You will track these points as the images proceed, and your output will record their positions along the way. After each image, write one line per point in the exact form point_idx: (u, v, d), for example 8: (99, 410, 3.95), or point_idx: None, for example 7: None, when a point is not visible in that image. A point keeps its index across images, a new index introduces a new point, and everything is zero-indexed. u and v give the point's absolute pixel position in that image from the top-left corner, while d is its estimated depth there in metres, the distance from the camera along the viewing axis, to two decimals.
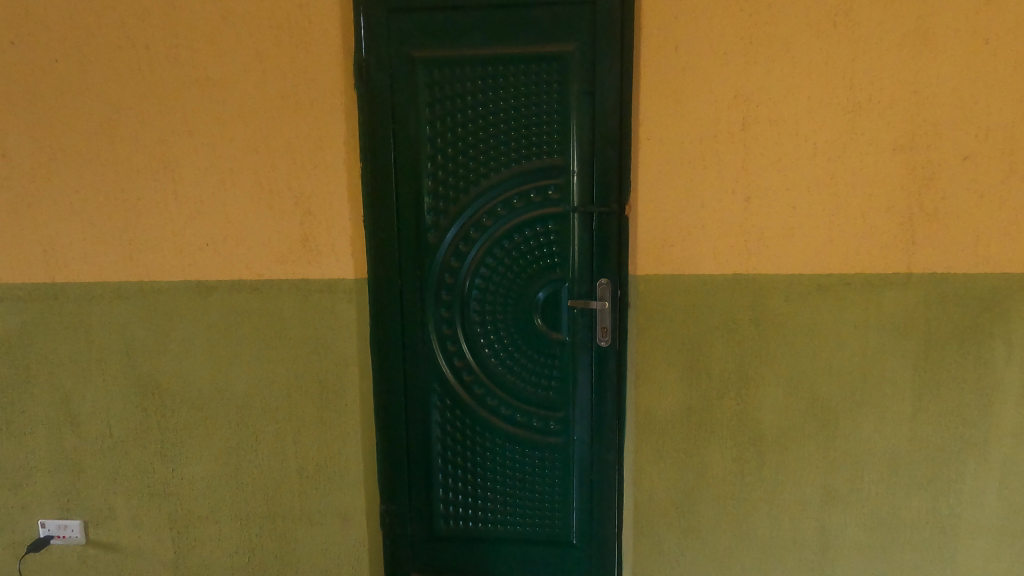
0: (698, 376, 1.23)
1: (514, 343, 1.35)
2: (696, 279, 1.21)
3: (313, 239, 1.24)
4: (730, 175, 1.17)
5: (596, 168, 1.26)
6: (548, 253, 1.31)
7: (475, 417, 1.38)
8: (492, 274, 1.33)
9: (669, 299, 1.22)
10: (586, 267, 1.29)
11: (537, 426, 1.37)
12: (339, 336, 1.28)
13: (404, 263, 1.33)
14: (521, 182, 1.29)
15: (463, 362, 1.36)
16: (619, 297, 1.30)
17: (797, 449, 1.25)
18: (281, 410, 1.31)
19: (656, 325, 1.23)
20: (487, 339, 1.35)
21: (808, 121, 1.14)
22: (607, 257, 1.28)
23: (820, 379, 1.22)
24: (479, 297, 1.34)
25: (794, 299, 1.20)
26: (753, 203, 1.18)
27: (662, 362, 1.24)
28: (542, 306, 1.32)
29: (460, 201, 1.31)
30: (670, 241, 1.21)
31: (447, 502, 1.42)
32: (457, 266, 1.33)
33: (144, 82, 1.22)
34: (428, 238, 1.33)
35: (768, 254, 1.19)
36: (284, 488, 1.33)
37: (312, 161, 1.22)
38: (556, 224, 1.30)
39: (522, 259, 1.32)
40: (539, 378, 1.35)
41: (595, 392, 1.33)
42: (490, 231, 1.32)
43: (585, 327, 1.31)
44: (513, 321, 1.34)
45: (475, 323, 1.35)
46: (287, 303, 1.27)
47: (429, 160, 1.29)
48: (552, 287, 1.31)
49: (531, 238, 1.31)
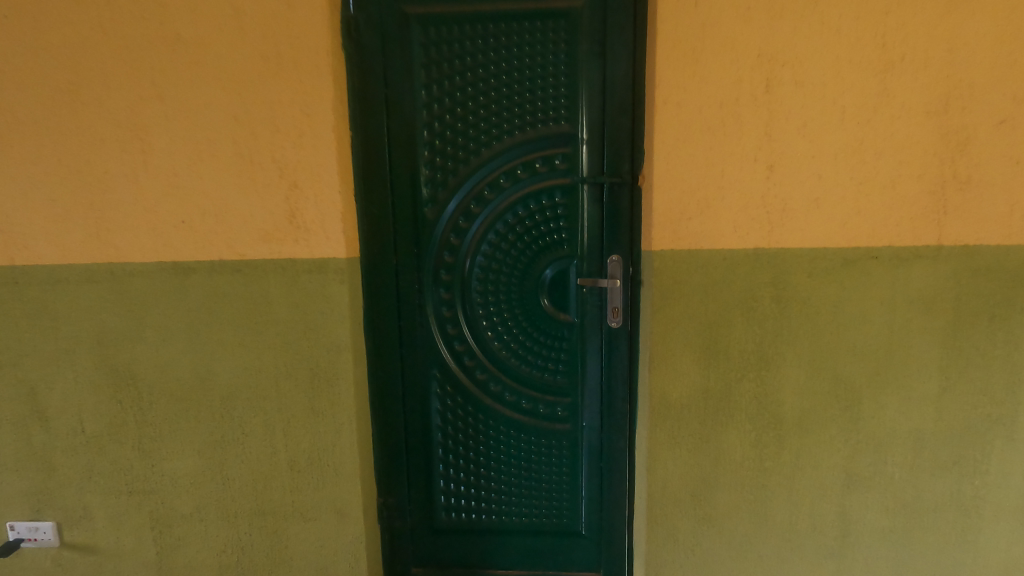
0: (715, 357, 1.16)
1: (519, 326, 1.26)
2: (715, 255, 1.13)
3: (300, 215, 1.14)
4: (753, 141, 1.09)
5: (606, 135, 1.17)
6: (555, 228, 1.22)
7: (478, 405, 1.30)
8: (494, 252, 1.24)
9: (687, 277, 1.14)
10: (596, 243, 1.21)
11: (543, 412, 1.30)
12: (331, 320, 1.18)
13: (400, 241, 1.24)
14: (525, 151, 1.20)
15: (464, 347, 1.28)
16: (631, 274, 1.22)
17: (818, 432, 1.19)
18: (269, 400, 1.22)
19: (671, 304, 1.15)
20: (490, 321, 1.27)
21: (835, 83, 1.06)
22: (618, 232, 1.20)
23: (843, 358, 1.15)
24: (481, 277, 1.25)
25: (818, 275, 1.13)
26: (776, 172, 1.10)
27: (678, 343, 1.16)
28: (548, 285, 1.24)
29: (460, 173, 1.21)
30: (688, 214, 1.12)
31: (449, 494, 1.34)
32: (456, 244, 1.24)
33: (108, 41, 1.10)
34: (425, 213, 1.23)
35: (791, 227, 1.11)
36: (274, 483, 1.25)
37: (297, 129, 1.12)
38: (562, 197, 1.21)
39: (527, 235, 1.23)
40: (546, 362, 1.27)
41: (604, 375, 1.26)
42: (493, 205, 1.22)
43: (595, 307, 1.23)
44: (518, 303, 1.25)
45: (476, 305, 1.26)
46: (274, 285, 1.17)
47: (425, 128, 1.20)
48: (559, 265, 1.23)
49: (537, 213, 1.22)
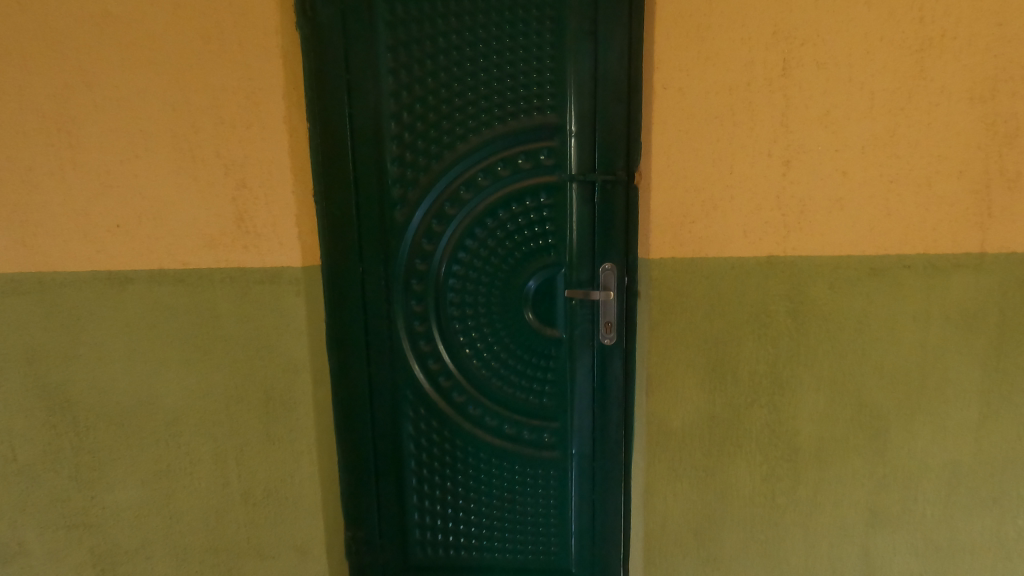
0: (722, 380, 1.02)
1: (500, 342, 1.13)
2: (722, 263, 0.98)
3: (249, 218, 1.00)
4: (767, 133, 0.94)
5: (598, 126, 1.03)
6: (540, 232, 1.08)
7: (455, 429, 1.16)
8: (472, 259, 1.10)
9: (690, 289, 1.00)
10: (587, 249, 1.07)
11: (529, 438, 1.16)
12: (287, 336, 1.05)
13: (366, 247, 1.10)
14: (506, 145, 1.06)
15: (439, 365, 1.14)
16: (626, 284, 1.08)
17: (839, 464, 1.04)
18: (220, 425, 1.08)
19: (672, 320, 1.01)
20: (468, 337, 1.13)
21: (864, 64, 0.91)
22: (611, 236, 1.06)
23: (868, 381, 1.01)
24: (457, 288, 1.11)
25: (840, 287, 0.98)
26: (794, 168, 0.95)
27: (680, 364, 1.02)
28: (533, 297, 1.10)
29: (432, 170, 1.07)
30: (691, 216, 0.98)
31: (424, 527, 1.21)
32: (430, 251, 1.10)
33: (27, 19, 0.96)
34: (394, 215, 1.09)
35: (810, 232, 0.97)
36: (227, 517, 1.12)
37: (244, 120, 0.98)
38: (548, 197, 1.07)
39: (508, 240, 1.09)
40: (531, 382, 1.14)
41: (597, 398, 1.12)
42: (470, 207, 1.08)
43: (586, 322, 1.09)
44: (499, 316, 1.12)
45: (453, 318, 1.13)
46: (221, 297, 1.03)
47: (393, 120, 1.06)
48: (545, 274, 1.09)
49: (519, 215, 1.08)
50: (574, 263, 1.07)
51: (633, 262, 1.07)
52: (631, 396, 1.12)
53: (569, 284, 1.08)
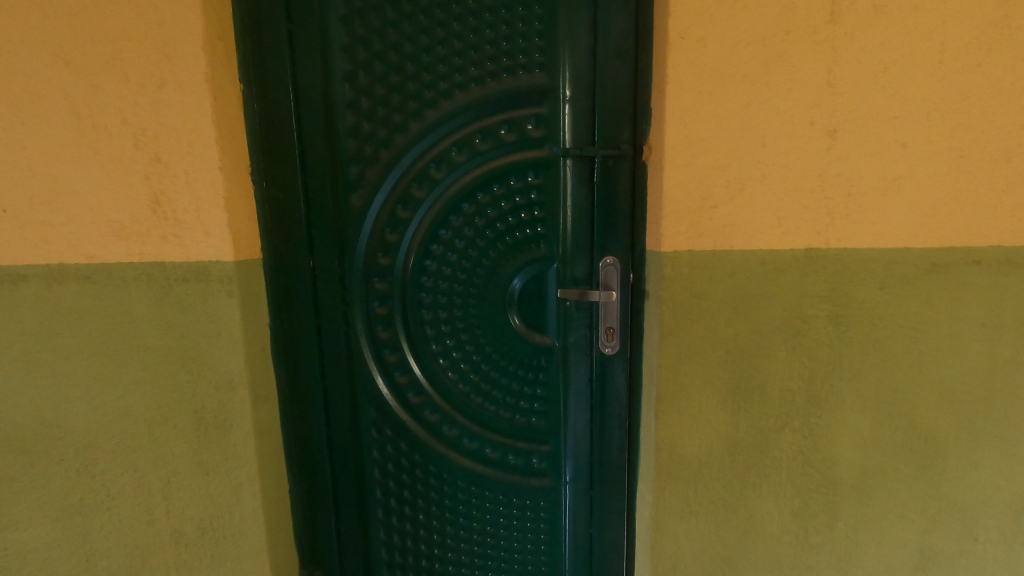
0: (746, 399, 0.85)
1: (480, 351, 0.94)
2: (750, 259, 0.80)
3: (165, 202, 0.81)
4: (807, 95, 0.76)
5: (597, 90, 0.84)
6: (527, 220, 0.89)
7: (427, 453, 0.98)
8: (446, 252, 0.92)
9: (710, 290, 0.81)
10: (584, 240, 0.88)
11: (514, 464, 0.98)
12: (218, 347, 0.86)
13: (318, 237, 0.92)
14: (484, 114, 0.87)
15: (408, 378, 0.96)
16: (630, 282, 0.90)
17: (884, 499, 0.87)
18: (141, 453, 0.90)
19: (687, 327, 0.83)
20: (441, 344, 0.95)
21: (934, 7, 0.72)
22: (613, 225, 0.88)
23: (923, 400, 0.84)
24: (428, 286, 0.93)
25: (894, 286, 0.80)
26: (840, 140, 0.76)
27: (695, 379, 0.85)
28: (519, 297, 0.92)
29: (395, 145, 0.88)
30: (712, 199, 0.79)
31: (393, 565, 1.04)
32: (395, 242, 0.92)
33: None
34: (350, 199, 0.91)
35: (858, 219, 0.78)
36: (154, 561, 0.93)
37: (155, 78, 0.78)
38: (537, 177, 0.88)
39: (489, 229, 0.90)
40: (517, 398, 0.96)
41: (595, 417, 0.95)
42: (443, 189, 0.90)
43: (582, 327, 0.91)
44: (478, 320, 0.93)
45: (423, 322, 0.94)
46: (136, 299, 0.84)
47: (346, 82, 0.87)
48: (532, 271, 0.91)
49: (502, 200, 0.89)
50: (567, 257, 0.89)
51: (638, 256, 0.89)
52: (637, 416, 0.94)
53: (562, 282, 0.90)
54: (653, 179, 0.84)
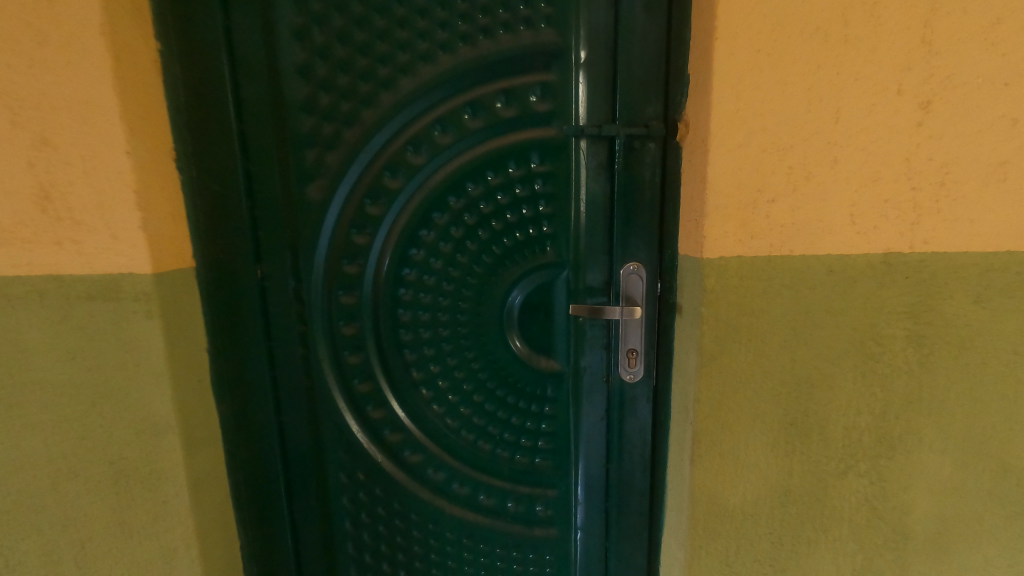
0: (802, 438, 0.68)
1: (472, 378, 0.77)
2: (815, 265, 0.63)
3: (56, 197, 0.61)
4: (895, 56, 0.58)
5: (620, 49, 0.66)
6: (530, 218, 0.71)
7: (409, 501, 0.81)
8: (429, 258, 0.74)
9: (764, 306, 0.64)
10: (602, 242, 0.71)
11: (515, 511, 0.81)
12: (138, 384, 0.67)
13: (267, 239, 0.73)
14: (475, 81, 0.68)
15: (384, 412, 0.78)
16: (658, 295, 0.72)
17: (965, 555, 0.72)
18: (41, 519, 0.70)
19: (735, 353, 0.66)
20: (425, 370, 0.77)
21: None
22: (638, 223, 0.70)
23: (1018, 438, 0.68)
24: (407, 300, 0.75)
25: (992, 300, 0.64)
26: (933, 114, 0.60)
27: (742, 416, 0.68)
28: (519, 312, 0.74)
29: (362, 121, 0.69)
30: (770, 190, 0.61)
31: None
32: (364, 245, 0.73)
33: None
34: (306, 190, 0.72)
35: (953, 216, 0.62)
36: None
37: (32, 29, 0.57)
38: (542, 162, 0.70)
39: (482, 229, 0.72)
40: (518, 434, 0.79)
41: (612, 456, 0.78)
42: (423, 178, 0.71)
43: (598, 349, 0.74)
44: (470, 341, 0.76)
45: (402, 344, 0.76)
46: (24, 325, 0.64)
47: (297, 39, 0.67)
48: (536, 280, 0.73)
49: (499, 191, 0.71)
50: (581, 263, 0.71)
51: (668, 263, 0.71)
52: (663, 456, 0.77)
53: (574, 294, 0.72)
54: (690, 165, 0.66)
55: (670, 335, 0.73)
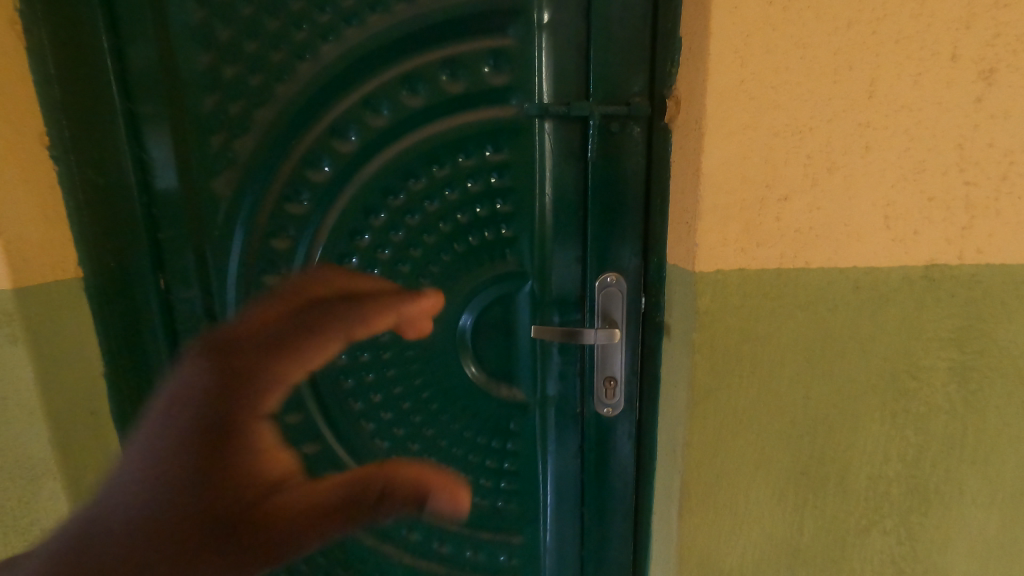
0: (816, 489, 0.56)
1: (422, 409, 0.65)
2: (836, 281, 0.50)
3: None
4: (949, 12, 0.45)
5: (595, 5, 0.52)
6: (486, 219, 0.58)
7: (351, 547, 0.69)
8: (365, 267, 0.60)
9: (772, 330, 0.51)
10: (573, 250, 0.58)
11: (475, 560, 0.70)
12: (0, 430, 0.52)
13: (169, 243, 0.60)
14: (414, 46, 0.54)
15: (318, 449, 0.66)
16: (640, 313, 0.59)
17: None
18: None
19: (735, 389, 0.53)
20: (365, 400, 0.65)
21: None
22: (616, 226, 0.57)
23: None
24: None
25: None
26: (996, 89, 0.46)
27: (742, 464, 0.55)
28: (475, 333, 0.61)
29: (275, 98, 0.55)
30: (782, 187, 0.48)
31: None
32: (285, 252, 0.60)
33: None
34: (210, 184, 0.58)
35: (1011, 220, 0.49)
36: None
37: None
38: (501, 150, 0.56)
39: (428, 233, 0.59)
40: (477, 473, 0.67)
41: (588, 501, 0.65)
42: (355, 170, 0.57)
43: (569, 375, 0.62)
44: (417, 366, 0.63)
45: (336, 370, 0.64)
46: None
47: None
48: (495, 295, 0.60)
49: (448, 187, 0.57)
50: (548, 275, 0.59)
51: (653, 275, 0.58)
52: (647, 502, 0.65)
53: (540, 312, 0.60)
54: (680, 154, 0.52)
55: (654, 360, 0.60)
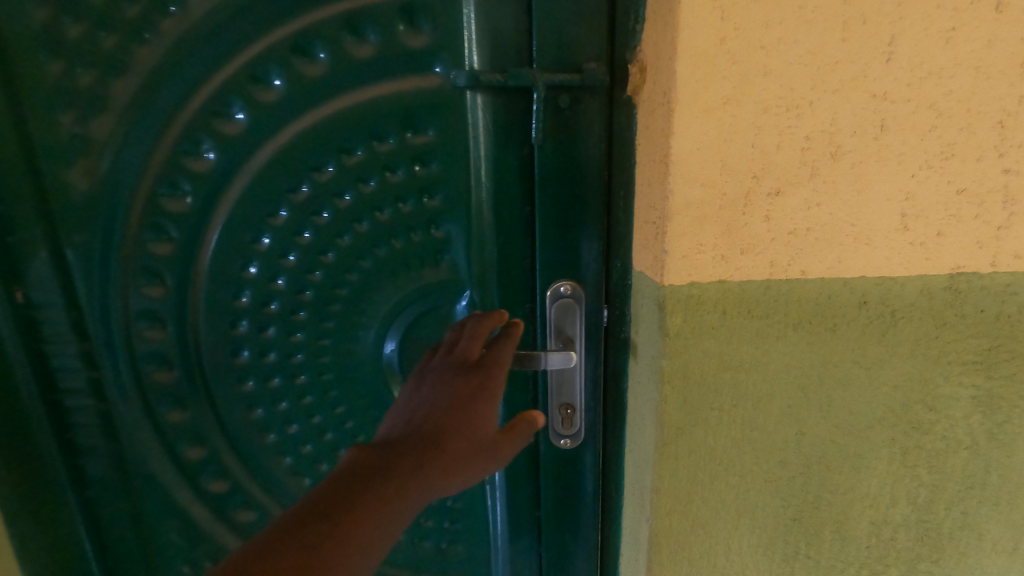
0: (809, 538, 0.47)
1: (347, 441, 0.55)
2: (840, 295, 0.40)
3: None
4: None
5: None
6: (413, 216, 0.47)
7: None
8: (267, 276, 0.49)
9: (758, 355, 0.42)
10: (517, 254, 0.48)
11: None
12: None
13: (20, 248, 0.48)
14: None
15: (227, 487, 0.56)
16: (603, 328, 0.49)
17: None
18: None
19: (713, 424, 0.43)
20: (279, 432, 0.54)
21: None
22: (571, 225, 0.46)
23: None
24: (241, 338, 0.51)
25: None
26: None
27: (722, 511, 0.46)
28: (406, 354, 0.51)
29: (135, 65, 0.43)
30: (774, 177, 0.38)
31: None
32: (165, 258, 0.48)
33: None
34: (65, 175, 0.46)
35: None
36: None
37: None
38: (425, 132, 0.45)
39: (343, 234, 0.48)
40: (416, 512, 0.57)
41: (544, 543, 0.56)
42: (245, 157, 0.46)
43: (520, 401, 0.52)
44: (338, 392, 0.53)
45: (242, 400, 0.53)
46: None
47: None
48: (426, 308, 0.50)
49: (363, 177, 0.46)
50: (488, 284, 0.48)
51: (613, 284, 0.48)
52: (613, 543, 0.56)
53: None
54: (646, 135, 0.41)
55: (615, 382, 0.51)
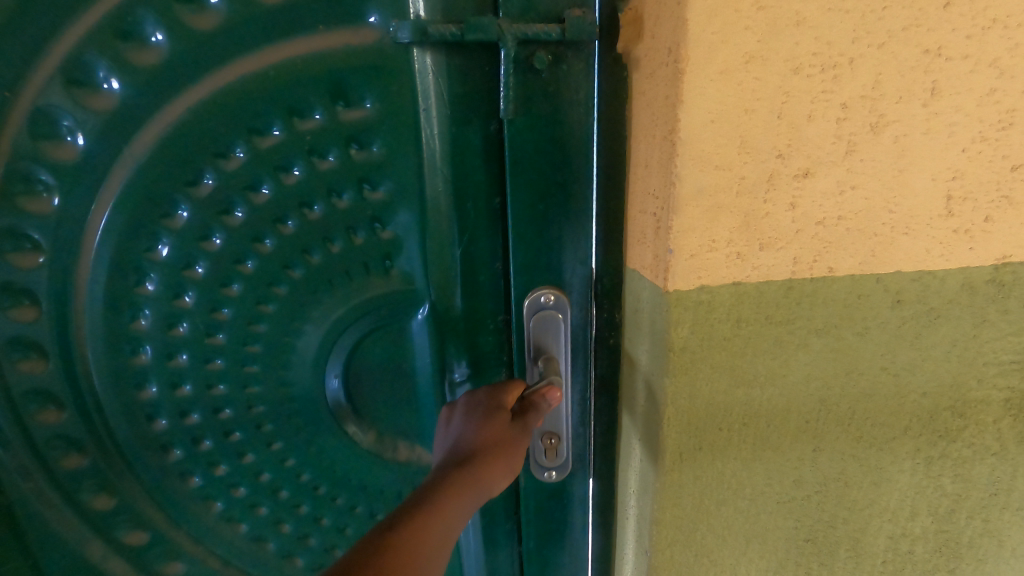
0: (822, 558, 0.42)
1: (287, 480, 0.47)
2: (870, 294, 0.34)
3: None
4: None
5: None
6: (351, 212, 0.38)
7: None
8: (170, 293, 0.39)
9: (775, 367, 0.35)
10: (485, 256, 0.39)
11: None
12: None
13: None
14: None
15: (147, 537, 0.47)
16: (590, 335, 0.42)
17: None
18: None
19: (722, 446, 0.37)
20: (205, 473, 0.45)
21: None
22: (551, 220, 0.38)
23: None
24: (145, 368, 0.41)
25: None
26: None
27: (729, 538, 0.40)
28: (354, 375, 0.43)
29: None
30: (803, 156, 0.30)
31: None
32: (32, 271, 0.38)
33: None
34: None
35: None
36: None
37: None
38: (362, 104, 0.36)
39: (264, 237, 0.38)
40: None
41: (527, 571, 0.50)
42: (126, 139, 0.35)
43: None
44: (274, 425, 0.44)
45: (155, 439, 0.44)
46: None
47: None
48: (376, 322, 0.41)
49: (284, 165, 0.37)
50: (449, 292, 0.40)
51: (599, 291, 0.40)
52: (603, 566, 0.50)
53: (442, 344, 0.41)
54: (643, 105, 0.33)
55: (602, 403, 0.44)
